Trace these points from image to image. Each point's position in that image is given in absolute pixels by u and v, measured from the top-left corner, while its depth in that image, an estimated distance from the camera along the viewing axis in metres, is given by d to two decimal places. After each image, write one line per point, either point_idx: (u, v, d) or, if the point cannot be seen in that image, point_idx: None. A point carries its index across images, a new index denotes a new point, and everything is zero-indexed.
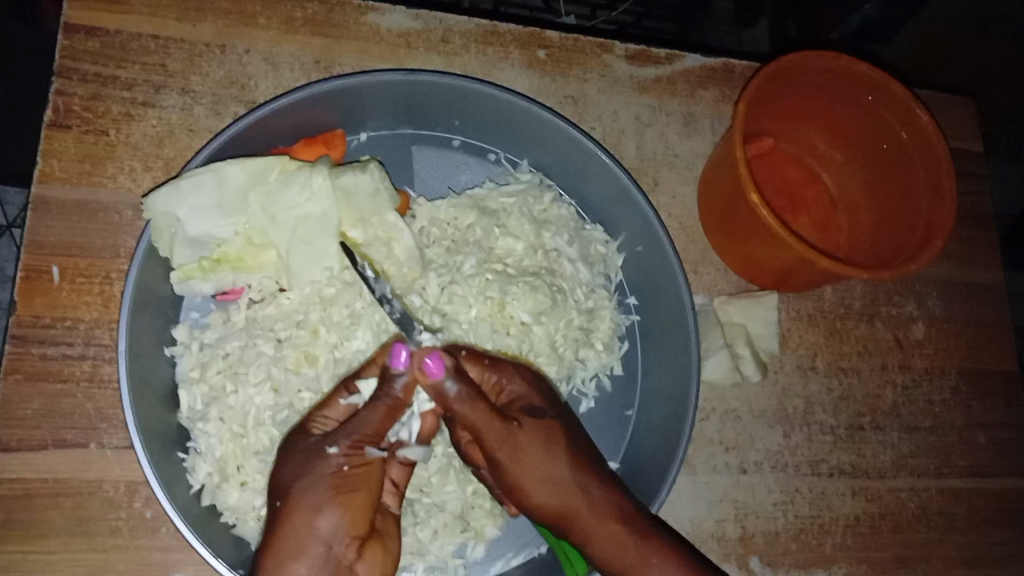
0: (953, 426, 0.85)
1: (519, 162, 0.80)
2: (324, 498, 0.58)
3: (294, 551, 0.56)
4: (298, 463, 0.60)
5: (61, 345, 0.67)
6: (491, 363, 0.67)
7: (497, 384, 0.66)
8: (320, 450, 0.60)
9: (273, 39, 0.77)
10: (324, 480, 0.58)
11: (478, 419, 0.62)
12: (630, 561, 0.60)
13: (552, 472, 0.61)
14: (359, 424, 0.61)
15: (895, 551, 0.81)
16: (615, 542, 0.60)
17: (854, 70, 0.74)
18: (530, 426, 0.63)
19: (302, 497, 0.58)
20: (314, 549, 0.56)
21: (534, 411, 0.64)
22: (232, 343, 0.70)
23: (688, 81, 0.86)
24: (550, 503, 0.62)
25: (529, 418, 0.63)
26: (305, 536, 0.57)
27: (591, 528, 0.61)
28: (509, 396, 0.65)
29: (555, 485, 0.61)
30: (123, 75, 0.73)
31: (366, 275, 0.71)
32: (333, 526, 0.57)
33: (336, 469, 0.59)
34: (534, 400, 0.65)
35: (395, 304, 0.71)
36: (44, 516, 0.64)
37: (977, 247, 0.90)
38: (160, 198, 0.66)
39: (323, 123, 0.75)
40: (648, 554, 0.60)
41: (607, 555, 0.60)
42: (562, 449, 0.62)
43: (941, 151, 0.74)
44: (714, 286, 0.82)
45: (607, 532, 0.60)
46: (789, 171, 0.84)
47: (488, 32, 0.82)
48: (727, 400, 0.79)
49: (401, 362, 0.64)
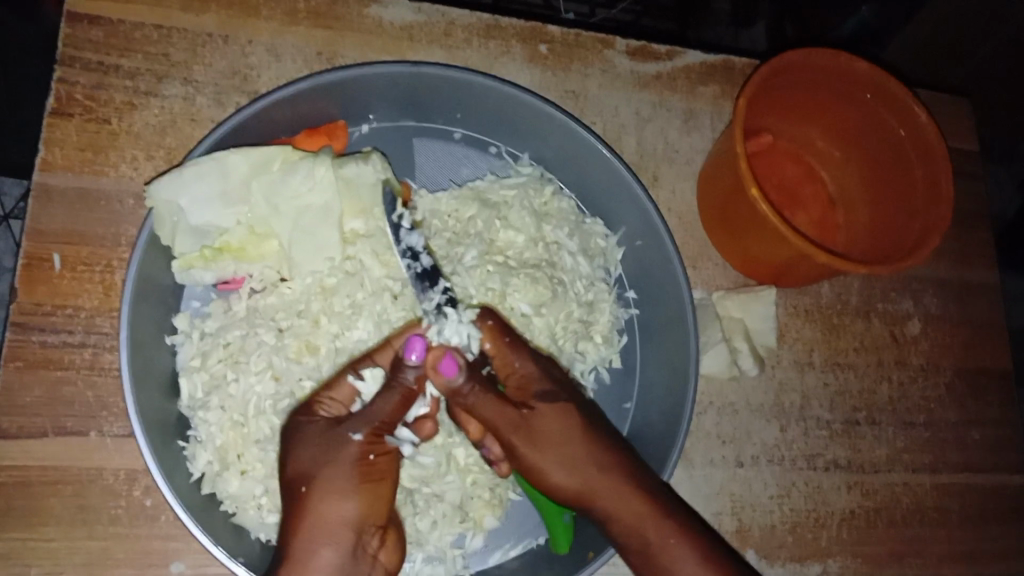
0: (948, 423, 0.86)
1: (520, 155, 0.81)
2: (351, 485, 0.59)
3: (325, 537, 0.58)
4: (317, 448, 0.60)
5: (62, 333, 0.67)
6: (510, 341, 0.67)
7: (509, 362, 0.66)
8: (343, 437, 0.61)
9: (275, 31, 0.77)
10: (349, 469, 0.59)
11: (493, 413, 0.63)
12: (652, 539, 0.61)
13: (574, 453, 0.63)
14: (374, 412, 0.62)
15: (889, 545, 0.81)
16: (639, 520, 0.61)
17: (853, 68, 0.75)
18: (546, 408, 0.64)
19: (329, 484, 0.59)
20: (344, 537, 0.58)
21: (547, 395, 0.65)
22: (232, 332, 0.70)
23: (688, 77, 0.86)
24: (572, 484, 0.63)
25: (543, 401, 0.64)
26: (335, 524, 0.58)
27: (613, 507, 0.62)
28: (520, 377, 0.66)
29: (576, 465, 0.63)
30: (125, 64, 0.73)
31: (400, 225, 0.71)
32: (359, 514, 0.59)
33: (358, 457, 0.60)
34: (547, 385, 0.65)
35: (421, 259, 0.71)
36: (44, 503, 0.64)
37: (973, 245, 0.91)
38: (163, 186, 0.66)
39: (325, 114, 0.75)
40: (670, 533, 0.61)
41: (630, 533, 0.61)
42: (580, 429, 0.64)
43: (939, 147, 0.74)
44: (713, 281, 0.83)
45: (630, 510, 0.61)
46: (788, 169, 0.84)
47: (490, 27, 0.82)
48: (725, 393, 0.80)
49: (417, 353, 0.64)
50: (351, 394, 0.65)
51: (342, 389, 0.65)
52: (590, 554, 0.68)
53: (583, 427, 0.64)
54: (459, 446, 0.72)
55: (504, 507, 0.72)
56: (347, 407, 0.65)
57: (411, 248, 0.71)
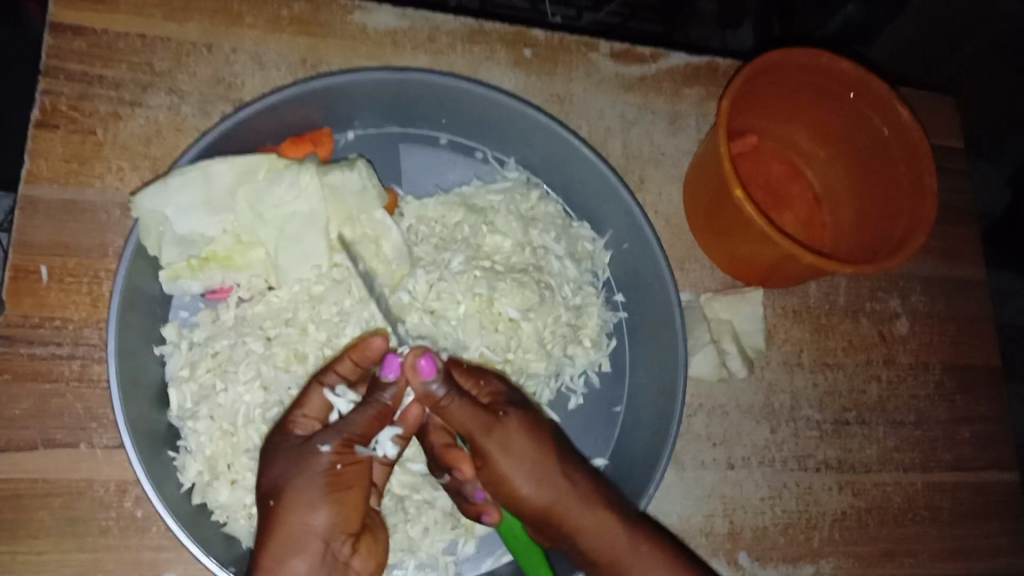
0: (937, 420, 0.86)
1: (506, 160, 0.81)
2: (319, 496, 0.59)
3: (293, 549, 0.58)
4: (285, 463, 0.60)
5: (49, 345, 0.67)
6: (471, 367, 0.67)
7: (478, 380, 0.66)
8: (312, 450, 0.60)
9: (260, 39, 0.77)
10: (317, 479, 0.59)
11: (467, 417, 0.62)
12: (620, 548, 0.62)
13: (543, 465, 0.63)
14: (349, 424, 0.61)
15: (881, 544, 0.81)
16: (604, 530, 0.62)
17: (835, 67, 0.75)
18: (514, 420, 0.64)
19: (296, 497, 0.58)
20: (312, 547, 0.58)
21: (516, 405, 0.65)
22: (220, 342, 0.70)
23: (673, 79, 0.87)
24: (538, 496, 0.63)
25: (513, 412, 0.64)
26: (303, 534, 0.58)
27: (583, 520, 0.62)
28: (489, 394, 0.65)
29: (544, 477, 0.63)
30: (109, 74, 0.73)
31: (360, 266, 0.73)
32: (329, 524, 0.59)
33: (328, 467, 0.59)
34: (515, 399, 0.66)
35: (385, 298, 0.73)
36: (33, 516, 0.64)
37: (959, 243, 0.91)
38: (148, 196, 0.66)
39: (310, 122, 0.75)
40: (637, 539, 0.62)
41: (599, 547, 0.62)
42: (547, 441, 0.64)
43: (921, 147, 0.75)
44: (701, 283, 0.83)
45: (596, 522, 0.62)
46: (773, 169, 0.84)
47: (474, 32, 0.82)
48: (714, 395, 0.80)
49: (394, 372, 0.64)
50: (324, 407, 0.64)
51: (313, 403, 0.64)
52: None
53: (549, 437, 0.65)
54: None
55: None
56: (320, 420, 0.63)
57: (376, 288, 0.73)
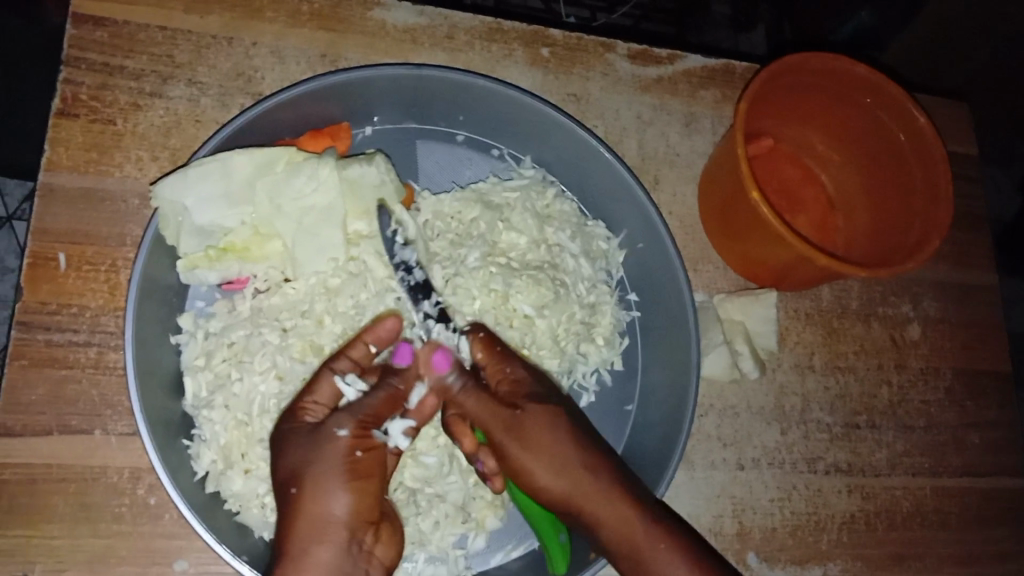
0: (948, 426, 0.86)
1: (523, 158, 0.81)
2: (339, 482, 0.59)
3: (318, 536, 0.57)
4: (302, 448, 0.60)
5: (67, 332, 0.68)
6: (499, 351, 0.68)
7: (500, 367, 0.67)
8: (329, 434, 0.61)
9: (279, 33, 0.77)
10: (337, 464, 0.59)
11: (481, 412, 0.65)
12: (640, 544, 0.60)
13: (563, 455, 0.62)
14: (362, 407, 0.63)
15: (889, 548, 0.81)
16: (625, 525, 0.60)
17: (853, 72, 0.75)
18: (534, 412, 0.64)
19: (317, 482, 0.59)
20: (336, 534, 0.58)
21: (537, 397, 0.65)
22: (237, 332, 0.70)
23: (689, 81, 0.87)
24: (560, 487, 0.62)
25: (534, 404, 0.64)
26: (326, 520, 0.58)
27: (602, 511, 0.61)
28: (509, 383, 0.66)
29: (566, 468, 0.62)
30: (130, 65, 0.73)
31: (394, 240, 0.72)
32: (351, 510, 0.59)
33: (346, 452, 0.60)
34: (535, 390, 0.66)
35: (415, 273, 0.72)
36: (48, 501, 0.64)
37: (972, 249, 0.91)
38: (168, 186, 0.67)
39: (329, 116, 0.75)
40: (658, 537, 0.60)
41: (617, 539, 0.61)
42: (566, 432, 0.63)
43: (937, 153, 0.75)
44: (714, 283, 0.83)
45: (616, 515, 0.61)
46: (788, 171, 0.85)
47: (492, 30, 0.83)
48: (726, 396, 0.80)
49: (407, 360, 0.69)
50: (335, 394, 0.64)
51: (324, 389, 0.64)
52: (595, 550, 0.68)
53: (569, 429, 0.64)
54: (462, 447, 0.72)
55: (506, 508, 0.72)
56: (331, 407, 0.64)
57: (405, 262, 0.72)
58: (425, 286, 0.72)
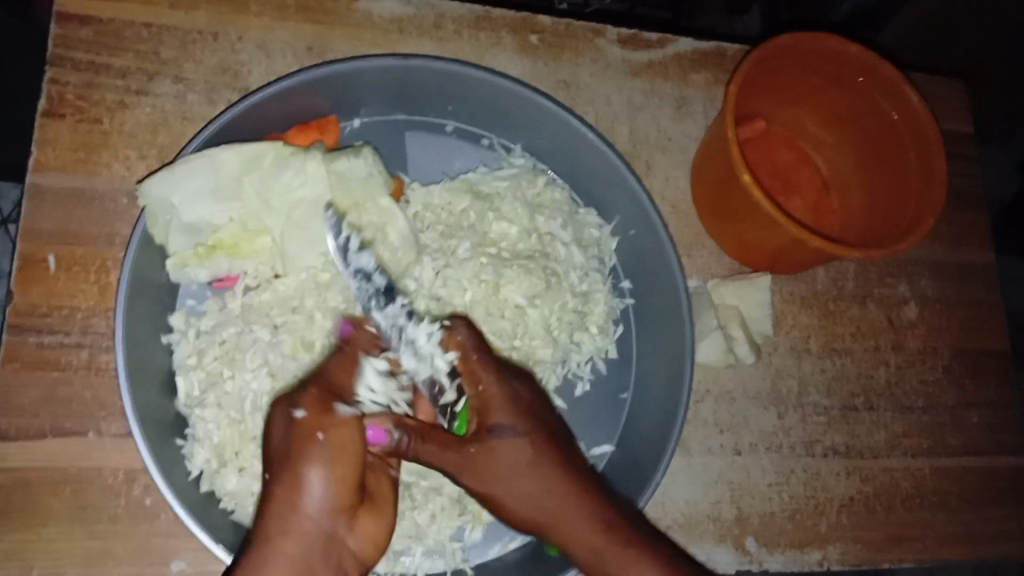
0: (946, 406, 0.86)
1: (513, 147, 0.81)
2: (305, 468, 0.56)
3: (284, 526, 0.56)
4: (282, 427, 0.58)
5: (58, 334, 0.67)
6: (479, 359, 0.63)
7: (476, 377, 0.62)
8: (290, 416, 0.58)
9: (265, 26, 0.77)
10: (304, 447, 0.57)
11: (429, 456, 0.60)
12: (609, 568, 0.60)
13: (527, 486, 0.60)
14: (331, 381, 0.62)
15: (889, 530, 0.81)
16: (597, 551, 0.60)
17: (845, 52, 0.75)
18: (509, 440, 0.60)
19: (288, 469, 0.57)
20: (303, 525, 0.56)
21: (501, 428, 0.60)
22: (228, 330, 0.70)
23: (681, 65, 0.86)
24: (529, 512, 0.61)
25: (498, 437, 0.60)
26: (294, 509, 0.56)
27: (576, 534, 0.60)
28: (484, 399, 0.61)
29: (531, 497, 0.60)
30: (115, 63, 0.73)
31: (348, 246, 0.71)
32: (320, 497, 0.56)
33: (309, 434, 0.57)
34: (506, 415, 0.61)
35: (374, 279, 0.70)
36: (44, 504, 0.65)
37: (970, 228, 0.91)
38: (155, 183, 0.66)
39: (317, 109, 0.75)
40: (628, 562, 0.60)
41: (587, 561, 0.61)
42: (544, 462, 0.60)
43: (931, 132, 0.74)
44: (709, 269, 0.83)
45: (586, 539, 0.60)
46: (782, 154, 0.84)
47: (480, 18, 0.82)
48: (722, 381, 0.80)
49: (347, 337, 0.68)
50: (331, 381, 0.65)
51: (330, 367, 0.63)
52: None
53: (548, 456, 0.61)
54: None
55: None
56: None
57: (361, 269, 0.71)
58: (390, 288, 0.71)
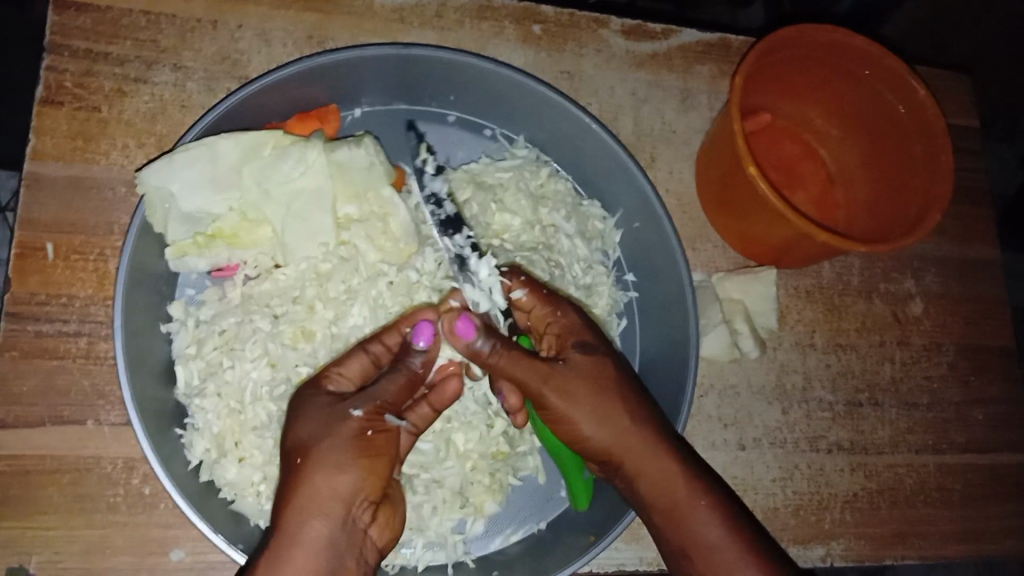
0: (951, 402, 0.85)
1: (516, 138, 0.80)
2: (347, 459, 0.57)
3: (316, 510, 0.56)
4: (327, 420, 0.59)
5: (56, 322, 0.67)
6: (549, 295, 0.67)
7: (550, 313, 0.67)
8: (343, 412, 0.59)
9: (265, 15, 0.76)
10: (347, 443, 0.58)
11: (520, 369, 0.63)
12: (678, 497, 0.62)
13: (607, 406, 0.63)
14: (379, 391, 0.61)
15: (894, 526, 0.80)
16: (666, 480, 0.62)
17: (851, 44, 0.74)
18: (581, 361, 0.64)
19: (325, 455, 0.57)
20: (335, 509, 0.56)
21: (585, 346, 0.65)
22: (228, 319, 0.69)
23: (685, 56, 0.85)
24: (602, 437, 0.63)
25: (580, 353, 0.64)
26: (327, 495, 0.56)
27: (642, 464, 0.63)
28: (562, 327, 0.66)
29: (609, 418, 0.63)
30: (114, 51, 0.72)
31: (424, 172, 0.75)
32: (353, 487, 0.57)
33: (357, 432, 0.58)
34: (585, 337, 0.66)
35: (445, 207, 0.74)
36: (42, 493, 0.64)
37: (975, 223, 0.90)
38: (153, 172, 0.66)
39: (317, 99, 0.74)
40: (698, 494, 0.62)
41: (655, 491, 0.63)
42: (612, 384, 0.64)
43: (938, 124, 0.73)
44: (712, 262, 0.82)
45: (658, 469, 0.62)
46: (786, 147, 0.83)
47: (482, 8, 0.81)
48: (726, 375, 0.79)
49: (424, 338, 0.64)
50: (362, 372, 0.64)
51: (352, 365, 0.63)
52: (590, 537, 0.68)
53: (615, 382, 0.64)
54: (457, 431, 0.71)
55: (504, 493, 0.72)
56: (354, 382, 0.63)
57: (435, 194, 0.74)
58: (455, 221, 0.74)
